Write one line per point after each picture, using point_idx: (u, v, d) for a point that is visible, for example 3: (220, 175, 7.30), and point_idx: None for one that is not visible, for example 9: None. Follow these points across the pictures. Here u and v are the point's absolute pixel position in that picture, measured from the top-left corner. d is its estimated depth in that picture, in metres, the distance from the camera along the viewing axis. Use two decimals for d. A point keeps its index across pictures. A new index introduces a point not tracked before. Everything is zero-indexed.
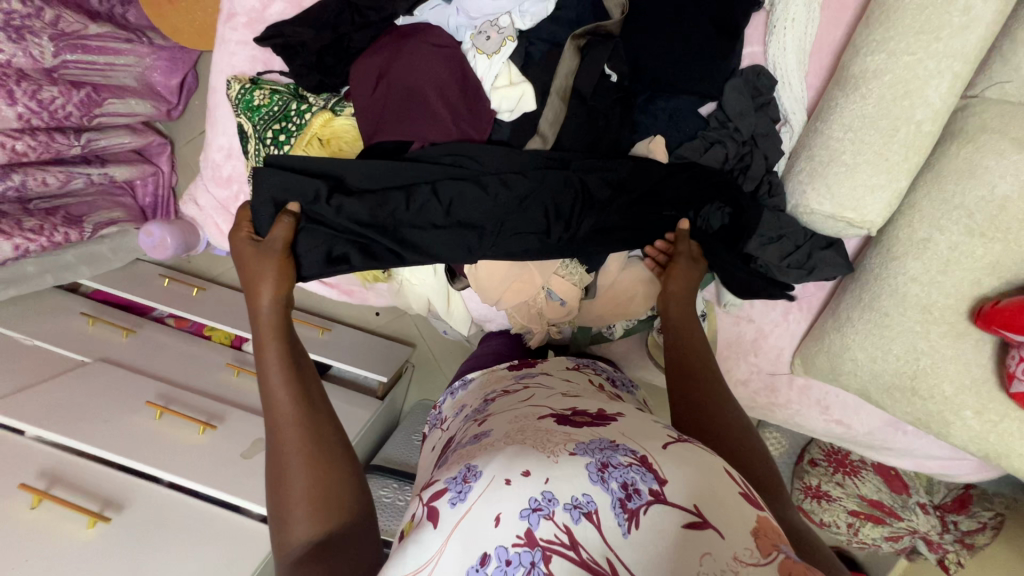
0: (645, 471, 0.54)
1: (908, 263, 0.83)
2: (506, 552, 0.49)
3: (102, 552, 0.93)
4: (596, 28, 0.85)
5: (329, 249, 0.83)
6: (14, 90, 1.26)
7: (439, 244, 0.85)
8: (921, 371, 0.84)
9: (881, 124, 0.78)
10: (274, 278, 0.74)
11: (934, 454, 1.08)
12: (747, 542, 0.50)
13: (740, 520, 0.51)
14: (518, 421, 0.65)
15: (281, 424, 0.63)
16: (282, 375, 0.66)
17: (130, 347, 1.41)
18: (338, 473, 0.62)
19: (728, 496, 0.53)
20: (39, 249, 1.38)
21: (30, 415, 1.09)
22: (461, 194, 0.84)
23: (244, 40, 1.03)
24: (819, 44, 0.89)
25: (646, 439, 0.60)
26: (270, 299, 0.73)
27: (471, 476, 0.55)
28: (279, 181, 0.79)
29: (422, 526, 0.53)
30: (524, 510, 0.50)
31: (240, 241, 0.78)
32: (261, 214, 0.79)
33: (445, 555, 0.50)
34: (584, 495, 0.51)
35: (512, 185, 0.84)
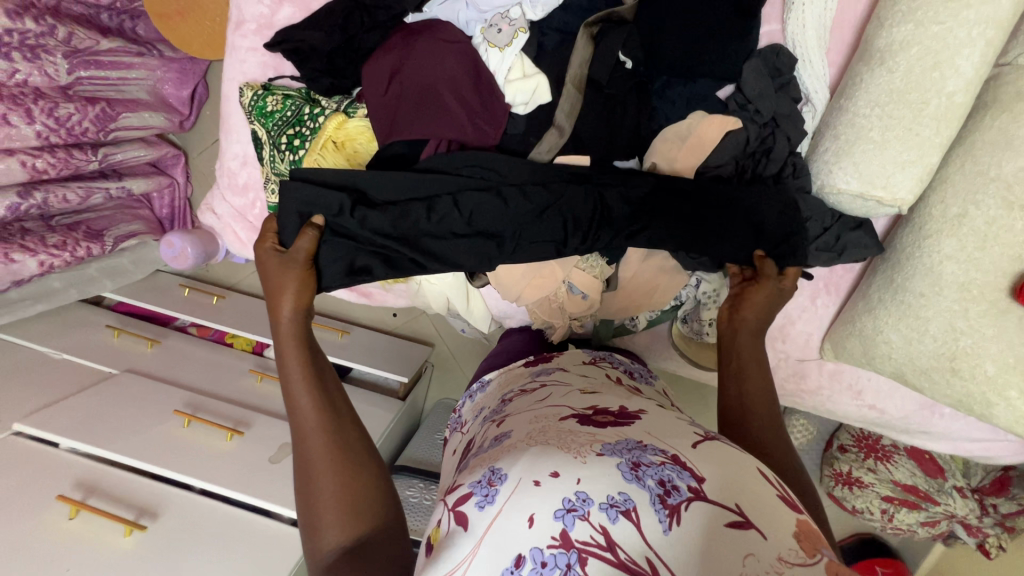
0: (681, 469, 0.53)
1: (944, 241, 0.80)
2: (541, 554, 0.48)
3: (140, 560, 0.95)
4: (610, 14, 0.83)
5: (351, 261, 0.81)
6: (32, 108, 1.28)
7: (459, 253, 0.84)
8: (960, 351, 0.81)
9: (910, 98, 0.76)
10: (295, 289, 0.73)
11: (972, 436, 1.05)
12: (791, 544, 0.49)
13: (780, 521, 0.51)
14: (538, 423, 0.64)
15: (307, 432, 0.63)
16: (308, 384, 0.66)
17: (155, 357, 1.43)
18: (366, 480, 0.61)
19: (767, 495, 0.53)
20: (63, 264, 1.41)
21: (64, 428, 1.12)
22: (482, 205, 0.82)
23: (254, 46, 1.03)
24: (840, 19, 0.86)
25: (674, 437, 0.59)
26: (292, 309, 0.72)
27: (497, 479, 0.54)
28: (303, 195, 0.78)
29: (453, 532, 0.53)
30: (558, 510, 0.50)
31: (264, 252, 0.77)
32: (286, 225, 0.78)
33: (478, 559, 0.50)
34: (620, 493, 0.50)
35: (532, 196, 0.83)
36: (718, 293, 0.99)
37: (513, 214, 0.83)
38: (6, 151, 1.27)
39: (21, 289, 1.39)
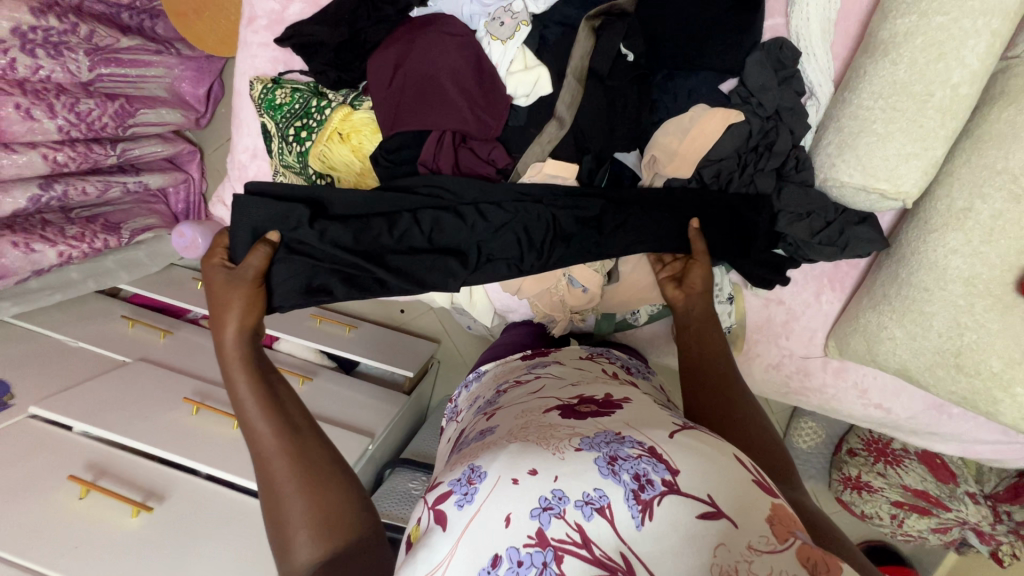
0: (657, 462, 0.53)
1: (949, 234, 0.79)
2: (518, 553, 0.48)
3: (146, 540, 0.97)
4: (610, 8, 0.84)
5: (310, 279, 0.82)
6: (54, 103, 1.32)
7: (421, 267, 0.85)
8: (964, 347, 0.80)
9: (914, 90, 0.75)
10: (241, 308, 0.73)
11: (983, 437, 1.03)
12: (763, 530, 0.49)
13: (750, 508, 0.51)
14: (523, 417, 0.65)
15: (266, 452, 0.63)
16: (263, 404, 0.66)
17: (167, 347, 1.47)
18: (329, 488, 0.62)
19: (742, 485, 0.53)
20: (81, 255, 1.45)
21: (78, 412, 1.15)
22: (441, 221, 0.86)
23: (265, 42, 1.05)
24: (844, 12, 0.86)
25: (652, 428, 0.59)
26: (236, 329, 0.71)
27: (476, 477, 0.55)
28: (260, 209, 0.80)
29: (431, 530, 0.53)
30: (534, 509, 0.50)
31: (212, 274, 0.76)
32: (237, 243, 0.80)
33: (456, 555, 0.50)
34: (595, 490, 0.51)
35: (488, 214, 0.86)
36: (721, 287, 0.98)
37: (470, 225, 0.86)
38: (29, 145, 1.32)
39: (41, 278, 1.43)
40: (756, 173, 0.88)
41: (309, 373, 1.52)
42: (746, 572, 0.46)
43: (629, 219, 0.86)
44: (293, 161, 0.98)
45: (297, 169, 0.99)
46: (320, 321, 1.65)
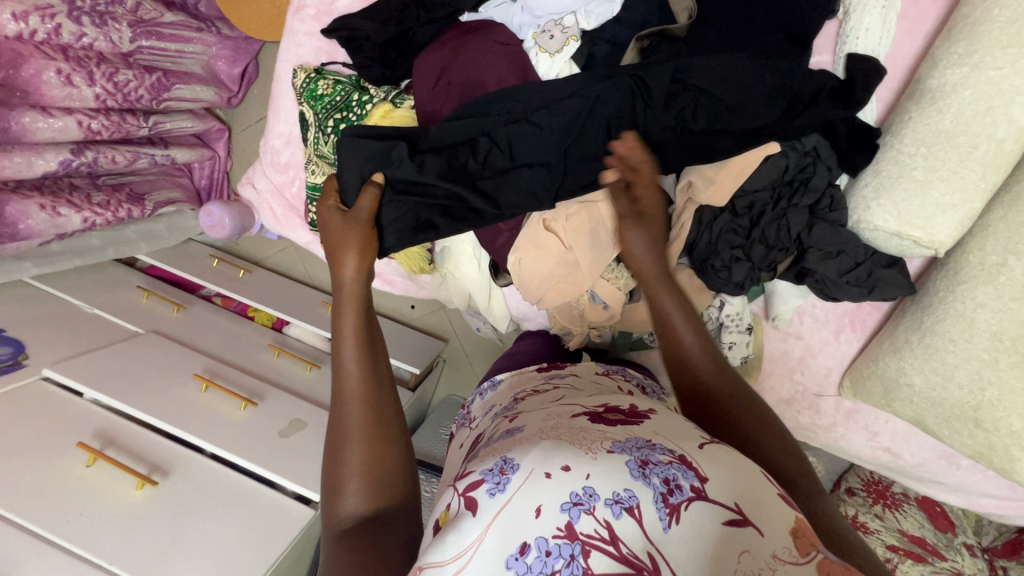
0: (686, 468, 0.54)
1: (979, 288, 0.78)
2: (547, 543, 0.49)
3: (148, 514, 0.97)
4: (662, 30, 0.83)
5: (414, 218, 0.85)
6: (94, 72, 1.34)
7: (518, 189, 0.84)
8: (985, 402, 0.80)
9: (958, 141, 0.75)
10: (358, 252, 0.72)
11: (989, 491, 1.03)
12: (785, 540, 0.50)
13: (775, 515, 0.51)
14: (551, 418, 0.65)
15: (345, 393, 0.63)
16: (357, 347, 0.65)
17: (180, 322, 1.49)
18: (388, 450, 0.61)
19: (766, 495, 0.53)
20: (104, 223, 1.47)
21: (90, 380, 1.15)
22: (523, 128, 0.83)
23: (311, 31, 1.06)
24: (893, 55, 0.86)
25: (682, 437, 0.59)
26: (354, 270, 0.71)
27: (509, 468, 0.55)
28: (363, 153, 0.81)
29: (461, 516, 0.53)
30: (565, 503, 0.51)
31: (328, 209, 0.78)
32: (348, 188, 0.81)
33: (485, 544, 0.50)
34: (624, 490, 0.51)
35: (564, 107, 0.82)
36: (741, 316, 0.98)
37: (559, 137, 0.83)
38: (65, 110, 1.33)
39: (63, 242, 1.44)
40: (788, 208, 0.88)
41: (317, 361, 1.52)
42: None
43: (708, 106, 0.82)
44: (328, 151, 1.00)
45: (331, 159, 1.02)
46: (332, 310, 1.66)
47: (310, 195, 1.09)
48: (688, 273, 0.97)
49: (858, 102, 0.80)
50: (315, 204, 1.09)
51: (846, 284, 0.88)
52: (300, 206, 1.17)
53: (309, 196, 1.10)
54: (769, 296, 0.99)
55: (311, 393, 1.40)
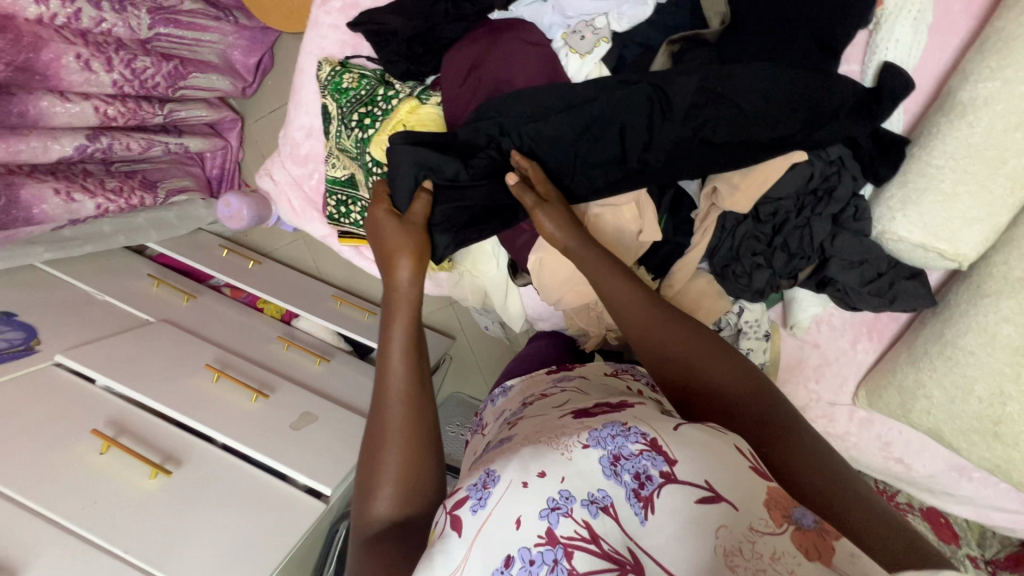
0: (656, 455, 0.52)
1: (1001, 302, 0.79)
2: (529, 553, 0.48)
3: (162, 503, 0.97)
4: (694, 34, 0.83)
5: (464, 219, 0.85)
6: (113, 58, 1.34)
7: None
8: (1005, 416, 0.80)
9: (988, 154, 0.76)
10: (411, 258, 0.76)
11: (1000, 505, 1.03)
12: (761, 512, 0.48)
13: (746, 486, 0.49)
14: (539, 422, 0.65)
15: (388, 399, 0.65)
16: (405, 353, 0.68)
17: (191, 311, 1.49)
18: (422, 461, 0.63)
19: (738, 468, 0.51)
20: (117, 209, 1.46)
21: (102, 366, 1.15)
22: (548, 131, 0.82)
23: (336, 24, 1.06)
24: (922, 67, 0.86)
25: (658, 420, 0.57)
26: (408, 275, 0.75)
27: (491, 482, 0.53)
28: (412, 155, 0.82)
29: (446, 536, 0.52)
30: (543, 509, 0.49)
31: (380, 213, 0.81)
32: (401, 189, 0.83)
33: (470, 563, 0.49)
34: (598, 490, 0.51)
35: (586, 113, 0.81)
36: (760, 322, 0.98)
37: (586, 148, 0.83)
38: (82, 95, 1.32)
39: (75, 228, 1.43)
40: (812, 217, 0.88)
41: (326, 354, 1.51)
42: (750, 552, 0.45)
43: (728, 116, 0.81)
44: (349, 145, 1.00)
45: (352, 154, 1.02)
46: (340, 304, 1.66)
47: (329, 189, 1.09)
48: (707, 278, 0.97)
49: (882, 115, 0.80)
50: (335, 197, 1.09)
51: (864, 295, 0.89)
52: (319, 199, 1.17)
53: (328, 190, 1.10)
54: (787, 303, 0.99)
55: (321, 386, 1.40)
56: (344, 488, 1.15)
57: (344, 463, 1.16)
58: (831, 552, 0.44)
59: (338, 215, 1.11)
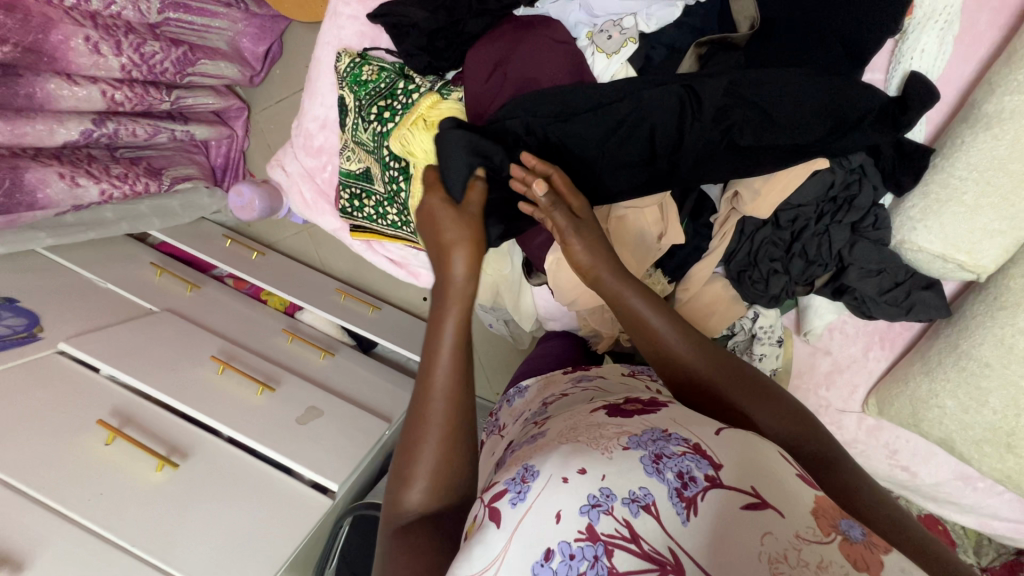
0: (700, 458, 0.53)
1: (1019, 315, 0.79)
2: (569, 546, 0.49)
3: (168, 496, 0.95)
4: (722, 37, 0.82)
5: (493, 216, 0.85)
6: (122, 41, 1.31)
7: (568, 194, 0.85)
8: (1019, 428, 0.81)
9: (1012, 167, 0.76)
10: (466, 250, 0.67)
11: (1003, 515, 1.04)
12: (808, 521, 0.49)
13: (793, 496, 0.51)
14: (571, 419, 0.64)
15: (429, 401, 0.63)
16: (452, 357, 0.63)
17: (194, 301, 1.47)
18: (459, 457, 0.62)
19: (784, 478, 0.53)
20: (121, 196, 1.44)
21: (106, 355, 1.13)
22: (575, 131, 0.82)
23: (355, 15, 1.04)
24: (945, 78, 0.86)
25: (698, 425, 0.58)
26: (463, 271, 0.67)
27: (530, 476, 0.54)
28: (466, 143, 0.75)
29: (484, 527, 0.53)
30: (583, 505, 0.50)
31: (434, 201, 0.72)
32: (451, 176, 0.73)
33: (510, 552, 0.51)
34: (641, 488, 0.51)
35: (614, 114, 0.81)
36: (774, 327, 0.98)
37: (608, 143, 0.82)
38: (90, 79, 1.30)
39: (78, 214, 1.40)
40: (831, 224, 0.88)
41: (330, 348, 1.50)
42: (797, 558, 0.46)
43: (757, 122, 0.80)
44: (366, 138, 1.00)
45: (368, 147, 1.01)
46: (344, 297, 1.65)
47: (343, 181, 1.09)
48: (722, 283, 0.97)
49: (906, 124, 0.79)
50: (348, 189, 1.09)
51: (883, 304, 0.89)
52: (332, 191, 1.15)
53: (342, 183, 1.09)
54: (802, 310, 0.99)
55: (325, 381, 1.39)
56: (349, 483, 1.14)
57: (351, 459, 1.15)
58: (876, 567, 0.46)
59: (351, 208, 1.11)
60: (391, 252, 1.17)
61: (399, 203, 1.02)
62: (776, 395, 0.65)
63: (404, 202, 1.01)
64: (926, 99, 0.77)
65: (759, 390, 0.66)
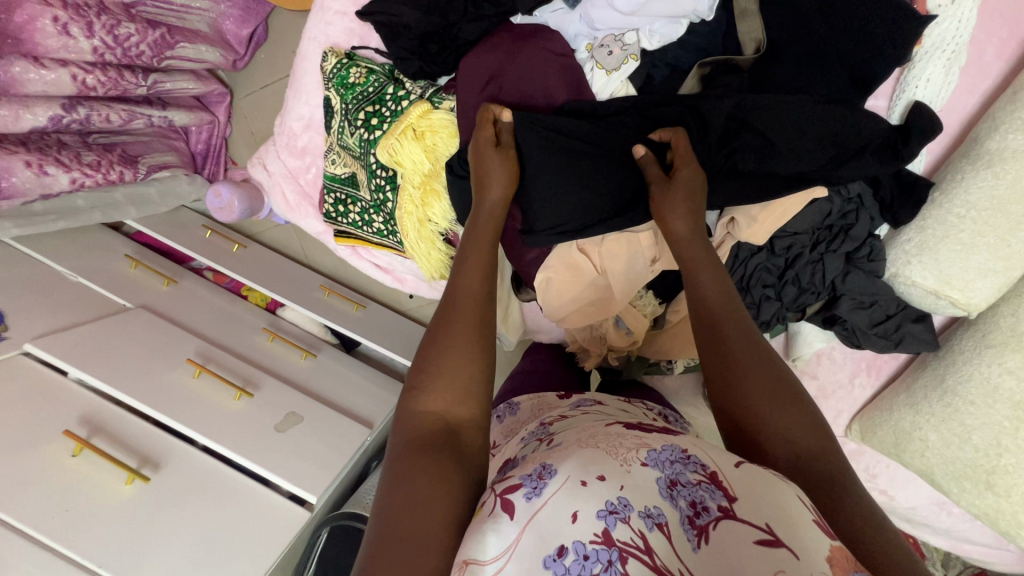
0: (715, 488, 0.51)
1: (1007, 354, 0.79)
2: (584, 547, 0.47)
3: (137, 512, 0.92)
4: (727, 59, 0.81)
5: (554, 206, 0.81)
6: (94, 22, 1.24)
7: (564, 207, 0.81)
8: (999, 467, 0.81)
9: (1010, 209, 0.75)
10: (506, 180, 0.75)
11: (974, 539, 1.06)
12: (822, 568, 0.45)
13: (812, 537, 0.47)
14: (586, 428, 0.63)
15: (455, 296, 0.66)
16: (481, 262, 0.70)
17: (171, 296, 1.42)
18: (477, 365, 0.62)
19: (799, 517, 0.49)
20: (93, 184, 1.37)
21: (75, 358, 1.08)
22: (589, 135, 0.79)
23: (344, 10, 0.99)
24: (949, 108, 0.85)
25: (720, 451, 0.57)
26: (497, 198, 0.75)
27: (547, 474, 0.53)
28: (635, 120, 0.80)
29: (495, 516, 0.51)
30: (601, 509, 0.49)
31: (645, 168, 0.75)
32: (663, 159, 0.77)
33: (520, 547, 0.48)
34: (655, 507, 0.50)
35: (619, 130, 0.79)
36: None
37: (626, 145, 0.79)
38: (59, 62, 1.23)
39: (46, 202, 1.33)
40: (826, 253, 0.86)
41: (312, 348, 1.46)
42: None
43: (759, 147, 0.78)
44: (352, 143, 0.97)
45: (354, 152, 0.98)
46: (328, 294, 1.60)
47: (327, 185, 1.05)
48: None
49: (906, 157, 0.77)
50: (333, 195, 1.05)
51: (874, 336, 0.88)
52: (315, 194, 1.11)
53: (325, 187, 1.05)
54: (791, 335, 0.98)
55: (305, 383, 1.35)
56: (327, 493, 1.12)
57: (329, 469, 1.13)
58: None
59: (335, 213, 1.07)
60: (377, 258, 1.12)
61: (385, 212, 1.00)
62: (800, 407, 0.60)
63: (391, 211, 0.98)
64: (925, 133, 0.76)
65: (783, 390, 0.60)
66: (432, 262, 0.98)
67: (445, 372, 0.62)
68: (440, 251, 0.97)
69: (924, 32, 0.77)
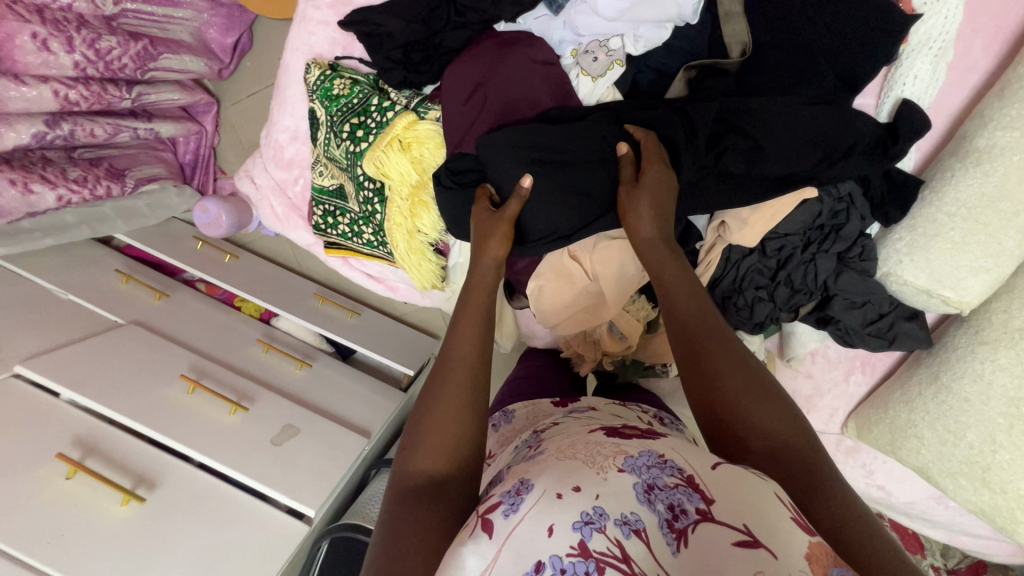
0: (692, 491, 0.50)
1: (1000, 351, 0.79)
2: (561, 562, 0.46)
3: (134, 534, 0.92)
4: (713, 63, 0.81)
5: (546, 213, 0.79)
6: (74, 37, 1.23)
7: (555, 215, 0.79)
8: (995, 464, 0.81)
9: (1001, 206, 0.75)
10: (501, 239, 0.73)
11: (972, 531, 1.06)
12: (801, 565, 0.45)
13: (789, 532, 0.47)
14: (569, 435, 0.62)
15: (454, 358, 0.67)
16: (477, 322, 0.69)
17: (162, 311, 1.40)
18: (471, 430, 0.62)
19: (776, 517, 0.48)
20: (81, 201, 1.36)
21: (66, 378, 1.07)
22: (577, 137, 0.77)
23: (326, 20, 0.98)
24: (938, 103, 0.84)
25: (697, 454, 0.55)
26: (494, 258, 0.73)
27: (524, 489, 0.53)
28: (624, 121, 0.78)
29: (475, 536, 0.51)
30: (575, 522, 0.48)
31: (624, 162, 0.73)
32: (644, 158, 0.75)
33: (499, 565, 0.48)
34: (632, 512, 0.49)
35: (609, 132, 0.77)
36: (757, 353, 0.97)
37: (591, 153, 0.77)
38: (40, 78, 1.22)
39: (34, 220, 1.32)
40: (818, 253, 0.85)
41: (307, 358, 1.45)
42: None
43: (749, 149, 0.77)
44: (339, 155, 0.96)
45: (342, 164, 0.97)
46: (322, 301, 1.59)
47: (315, 198, 1.04)
48: None
49: (897, 155, 0.76)
50: (321, 206, 1.04)
51: (868, 335, 0.89)
52: (304, 206, 1.10)
53: (314, 200, 1.05)
54: (785, 335, 0.98)
55: (300, 394, 1.35)
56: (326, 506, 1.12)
57: (326, 482, 1.12)
58: None
59: (324, 225, 1.06)
60: (369, 269, 1.11)
61: (375, 223, 0.99)
62: (776, 397, 0.60)
63: (380, 223, 0.97)
64: (913, 133, 0.76)
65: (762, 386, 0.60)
66: (423, 273, 0.97)
67: (440, 426, 0.62)
68: (431, 262, 0.97)
69: (911, 30, 0.77)
